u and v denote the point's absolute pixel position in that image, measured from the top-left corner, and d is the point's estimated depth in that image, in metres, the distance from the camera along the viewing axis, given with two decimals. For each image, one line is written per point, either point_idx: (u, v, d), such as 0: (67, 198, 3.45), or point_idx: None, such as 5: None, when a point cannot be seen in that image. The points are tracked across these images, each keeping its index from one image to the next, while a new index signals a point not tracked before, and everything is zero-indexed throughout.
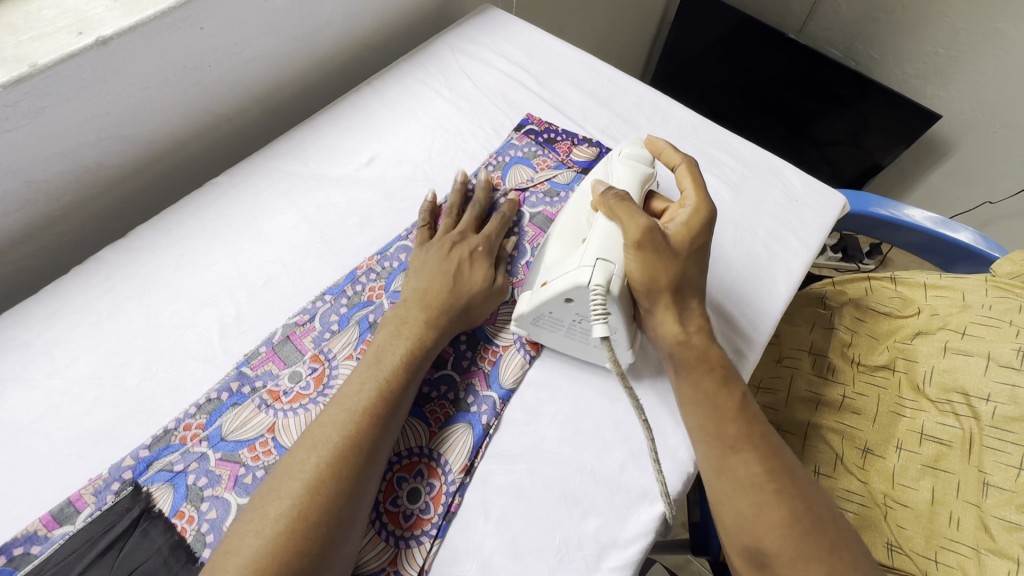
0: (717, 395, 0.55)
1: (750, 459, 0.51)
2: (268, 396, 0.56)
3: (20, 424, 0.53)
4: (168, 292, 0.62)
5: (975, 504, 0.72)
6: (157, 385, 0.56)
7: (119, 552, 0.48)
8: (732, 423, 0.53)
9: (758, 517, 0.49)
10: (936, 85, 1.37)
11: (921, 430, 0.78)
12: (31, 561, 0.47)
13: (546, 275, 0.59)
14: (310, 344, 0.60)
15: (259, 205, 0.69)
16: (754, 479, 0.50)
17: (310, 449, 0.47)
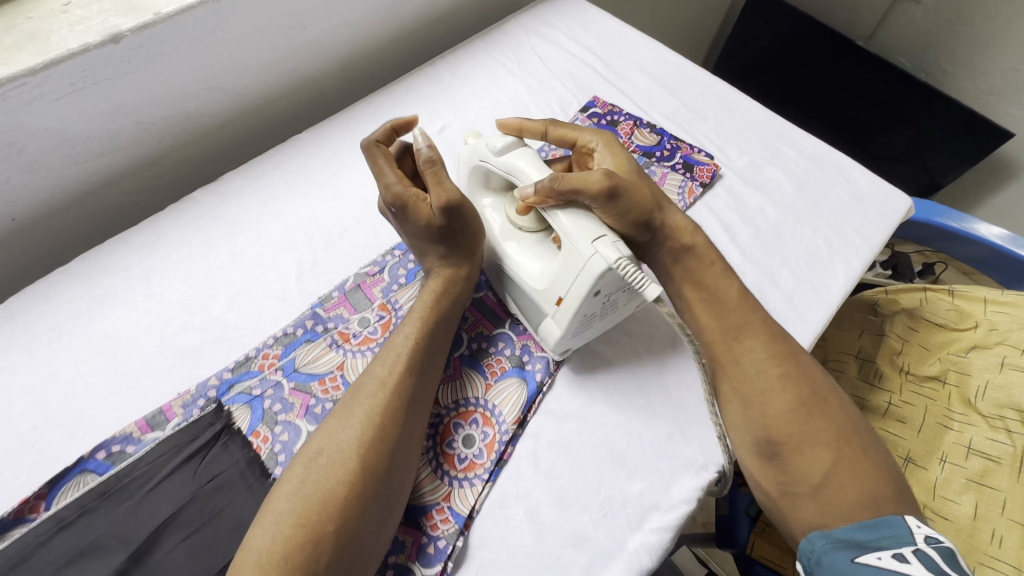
0: (720, 289, 0.60)
1: (756, 351, 0.56)
2: (338, 336, 0.60)
3: (121, 338, 0.59)
4: (252, 234, 0.67)
5: (1020, 522, 0.71)
6: (240, 317, 0.61)
7: (201, 460, 0.52)
8: (734, 311, 0.58)
9: (765, 403, 0.53)
10: (1013, 102, 1.32)
11: (969, 444, 0.77)
12: (127, 458, 0.52)
13: (552, 291, 0.55)
14: (379, 293, 0.64)
15: (337, 161, 0.74)
16: (758, 369, 0.55)
17: (350, 398, 0.51)
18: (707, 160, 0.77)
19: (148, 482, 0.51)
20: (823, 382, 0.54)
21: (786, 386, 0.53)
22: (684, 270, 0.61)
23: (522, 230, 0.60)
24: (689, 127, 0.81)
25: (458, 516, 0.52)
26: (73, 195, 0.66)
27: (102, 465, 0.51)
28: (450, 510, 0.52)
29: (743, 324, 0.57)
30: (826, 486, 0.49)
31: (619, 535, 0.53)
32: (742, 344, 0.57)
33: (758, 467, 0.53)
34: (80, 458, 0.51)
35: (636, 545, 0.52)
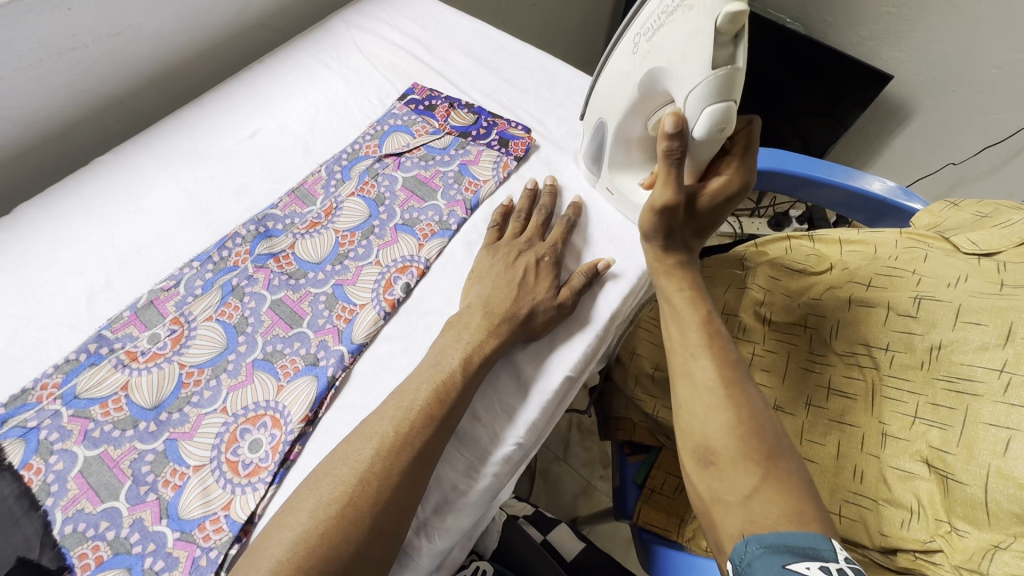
0: (682, 310, 0.55)
1: (705, 365, 0.50)
2: (125, 356, 0.58)
3: None
4: (43, 263, 0.65)
5: (876, 455, 0.66)
6: (22, 350, 0.59)
7: None
8: (693, 334, 0.53)
9: (707, 414, 0.48)
10: (891, 45, 1.26)
11: (829, 384, 0.72)
12: None
13: (600, 183, 0.71)
14: (172, 307, 0.62)
15: (140, 179, 0.72)
16: (707, 386, 0.49)
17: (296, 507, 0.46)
18: (522, 134, 0.76)
19: None
20: (765, 412, 0.48)
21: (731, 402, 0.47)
22: (670, 288, 0.58)
23: (619, 137, 0.64)
24: (509, 103, 0.81)
25: (235, 524, 0.51)
26: None
27: None
28: (227, 519, 0.51)
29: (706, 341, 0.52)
30: (754, 501, 0.43)
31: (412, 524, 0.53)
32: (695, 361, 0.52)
33: (696, 475, 0.48)
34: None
35: (445, 528, 0.53)
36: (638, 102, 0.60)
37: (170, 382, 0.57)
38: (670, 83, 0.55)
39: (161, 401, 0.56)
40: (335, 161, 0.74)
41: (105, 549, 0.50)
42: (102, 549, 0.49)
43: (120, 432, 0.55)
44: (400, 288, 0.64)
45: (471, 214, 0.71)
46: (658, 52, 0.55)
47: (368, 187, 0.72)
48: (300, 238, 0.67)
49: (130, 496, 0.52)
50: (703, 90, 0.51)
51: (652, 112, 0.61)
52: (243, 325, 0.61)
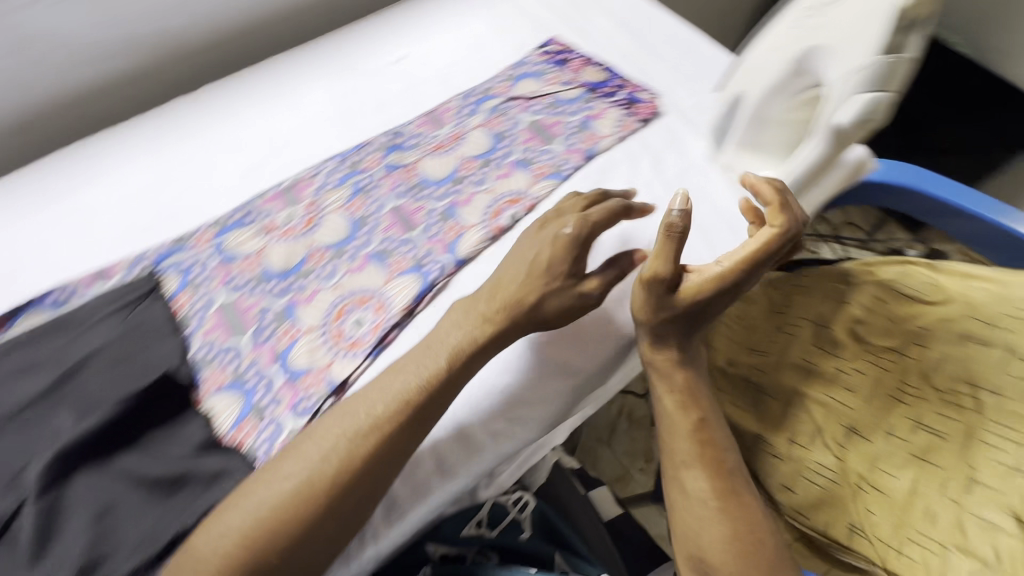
0: (673, 420, 0.58)
1: (698, 478, 0.55)
2: (266, 226, 0.67)
3: (81, 210, 0.67)
4: (211, 136, 0.74)
5: (955, 500, 0.65)
6: (186, 203, 0.69)
7: (130, 311, 0.61)
8: (683, 441, 0.57)
9: (700, 527, 0.54)
10: None
11: (918, 418, 0.69)
12: (74, 302, 0.62)
13: (721, 159, 0.71)
14: (308, 194, 0.70)
15: (298, 80, 0.80)
16: (699, 497, 0.55)
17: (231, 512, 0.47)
18: (649, 99, 0.78)
19: (84, 323, 0.60)
20: (758, 520, 0.54)
21: (725, 515, 0.53)
22: (662, 391, 0.60)
23: (758, 110, 0.66)
24: (642, 68, 0.81)
25: (332, 382, 0.57)
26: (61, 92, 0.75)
27: (54, 306, 0.62)
28: (327, 376, 0.58)
29: (694, 446, 0.57)
30: None
31: (485, 424, 0.58)
32: (686, 470, 0.56)
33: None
34: (34, 301, 0.62)
35: (513, 432, 0.59)
36: (788, 78, 0.63)
37: (298, 255, 0.65)
38: (827, 61, 0.59)
39: (289, 269, 0.65)
40: (468, 95, 0.79)
41: (228, 376, 0.59)
42: (225, 376, 0.59)
43: (252, 286, 0.63)
44: (507, 218, 0.68)
45: (586, 162, 0.73)
46: (823, 28, 0.59)
47: (494, 123, 0.76)
48: (426, 156, 0.73)
49: (254, 339, 0.60)
50: (870, 71, 0.53)
51: (800, 90, 0.63)
52: (364, 221, 0.68)
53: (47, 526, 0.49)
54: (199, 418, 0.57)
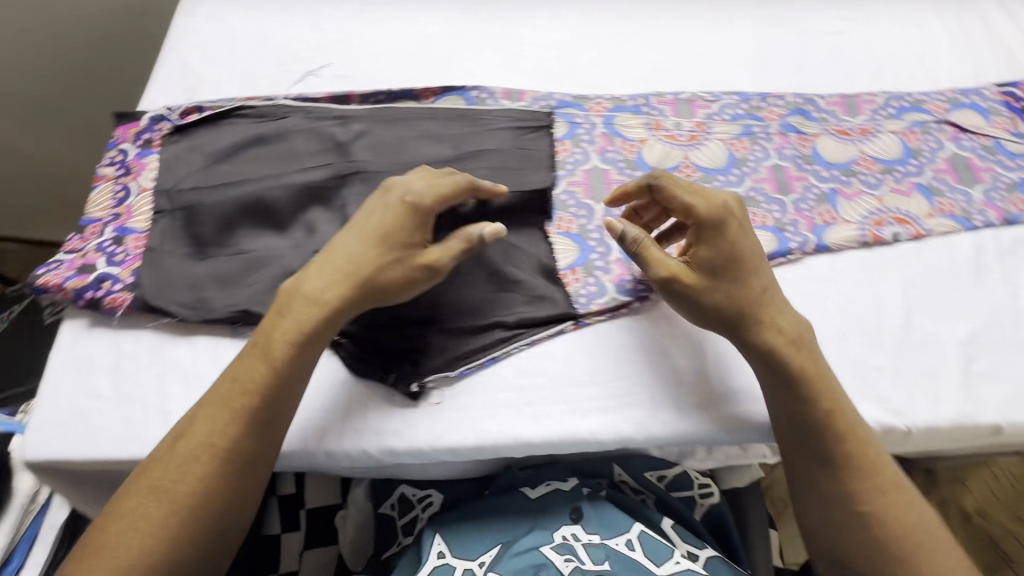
0: (804, 415, 0.51)
1: (853, 478, 0.50)
2: (654, 123, 0.70)
3: (518, 41, 0.77)
4: (638, 26, 0.78)
5: None
6: (596, 72, 0.74)
7: (524, 133, 0.68)
8: (823, 437, 0.51)
9: (850, 530, 0.50)
10: None
11: None
12: (485, 104, 0.71)
13: None
14: (702, 114, 0.71)
15: (733, 9, 0.79)
16: (852, 496, 0.50)
17: (191, 447, 0.48)
18: None
19: (488, 124, 0.68)
20: (916, 518, 0.50)
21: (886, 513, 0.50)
22: (772, 378, 0.52)
23: None
24: None
25: None
26: None
27: (471, 99, 0.71)
28: None
29: (835, 447, 0.51)
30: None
31: None
32: (830, 468, 0.51)
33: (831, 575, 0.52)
34: (460, 88, 0.72)
35: None
36: None
37: (671, 162, 0.67)
38: None
39: (659, 169, 0.67)
40: (896, 97, 0.72)
41: (576, 227, 0.63)
42: (574, 225, 0.63)
43: (623, 167, 0.67)
44: (889, 233, 0.63)
45: (1002, 225, 0.64)
46: None
47: (913, 137, 0.69)
48: (827, 136, 0.69)
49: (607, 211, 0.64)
50: None
51: None
52: (742, 164, 0.67)
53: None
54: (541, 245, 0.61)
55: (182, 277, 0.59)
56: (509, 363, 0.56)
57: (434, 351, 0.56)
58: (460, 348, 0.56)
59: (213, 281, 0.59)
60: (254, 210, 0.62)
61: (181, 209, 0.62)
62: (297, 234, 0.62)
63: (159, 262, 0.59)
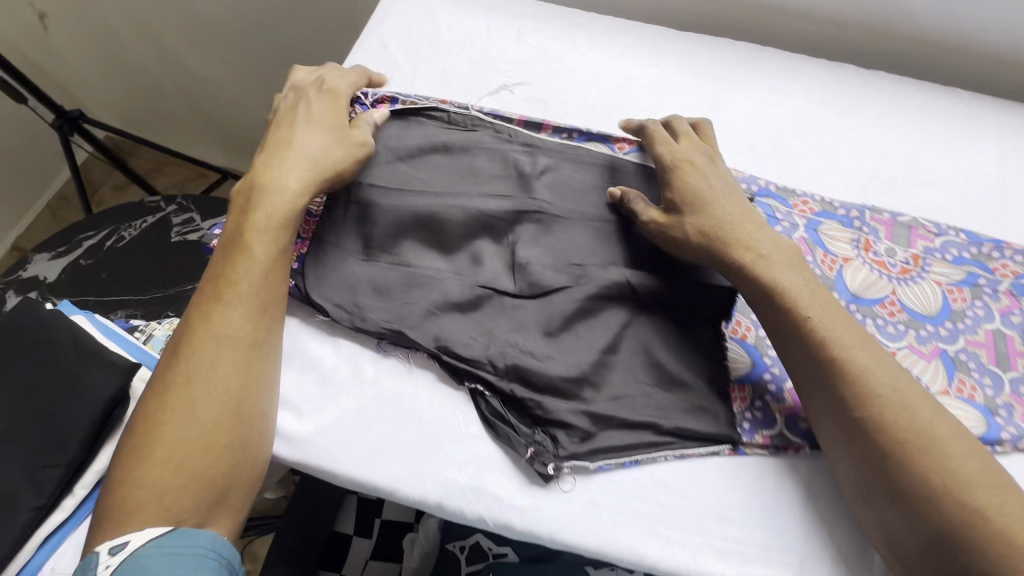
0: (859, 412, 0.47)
1: (902, 453, 0.45)
2: (863, 242, 0.62)
3: (728, 108, 0.71)
4: (862, 124, 0.71)
5: None
6: (807, 165, 0.67)
7: None
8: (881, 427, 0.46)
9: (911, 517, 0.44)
10: None
11: None
12: None
13: None
14: (920, 246, 0.62)
15: (977, 133, 0.70)
16: (888, 457, 0.45)
17: (199, 341, 0.50)
18: None
19: None
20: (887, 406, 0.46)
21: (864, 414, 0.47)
22: (871, 448, 0.46)
23: None
24: None
25: None
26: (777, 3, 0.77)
27: None
28: None
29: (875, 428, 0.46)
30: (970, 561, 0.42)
31: None
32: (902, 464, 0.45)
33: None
34: None
35: None
36: None
37: (877, 293, 0.59)
38: None
39: (862, 296, 0.59)
40: None
41: (752, 336, 0.57)
42: (751, 333, 0.57)
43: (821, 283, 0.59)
44: None
45: None
46: None
47: None
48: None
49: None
50: None
51: None
52: (958, 317, 0.59)
53: (573, 323, 0.56)
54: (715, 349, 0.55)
55: (343, 275, 0.57)
56: (649, 473, 0.52)
57: (577, 434, 0.51)
58: (605, 439, 0.51)
59: (371, 288, 0.56)
60: (426, 223, 0.58)
61: (354, 200, 0.59)
62: (462, 260, 0.59)
63: (324, 253, 0.57)
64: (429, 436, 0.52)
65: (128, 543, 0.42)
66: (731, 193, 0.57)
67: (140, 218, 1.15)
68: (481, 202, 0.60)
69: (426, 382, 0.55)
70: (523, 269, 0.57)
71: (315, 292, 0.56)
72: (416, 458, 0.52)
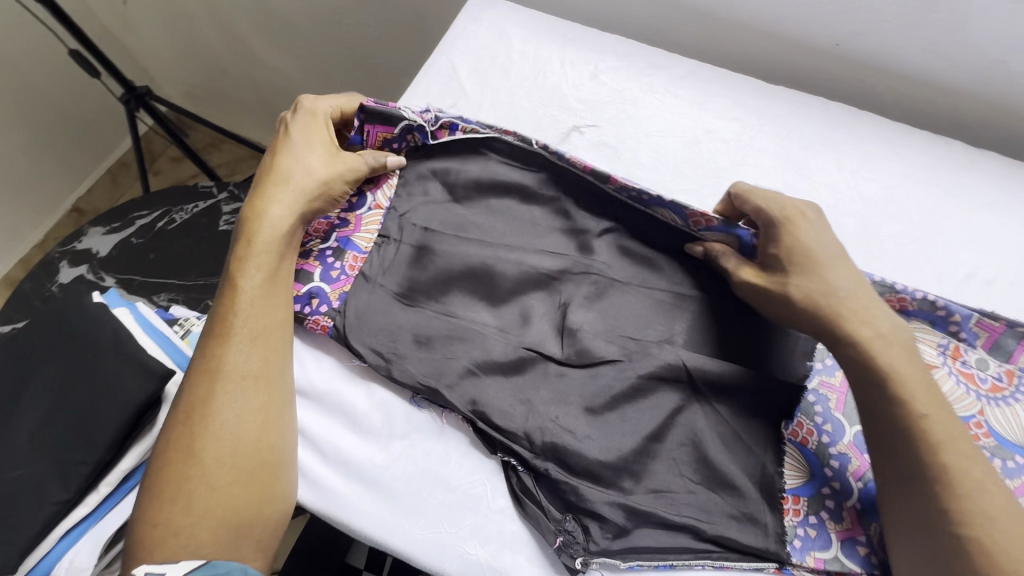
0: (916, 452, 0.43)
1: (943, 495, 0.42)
2: (953, 348, 0.55)
3: (812, 177, 0.65)
4: (963, 210, 0.64)
5: None
6: (894, 251, 0.62)
7: None
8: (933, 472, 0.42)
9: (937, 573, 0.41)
10: None
11: None
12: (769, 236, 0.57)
13: None
14: (1021, 361, 0.55)
15: None
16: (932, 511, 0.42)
17: (201, 385, 0.48)
18: None
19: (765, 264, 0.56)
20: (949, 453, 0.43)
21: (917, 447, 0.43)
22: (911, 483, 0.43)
23: None
24: None
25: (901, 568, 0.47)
26: (880, 64, 0.70)
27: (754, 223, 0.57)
28: None
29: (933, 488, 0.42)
30: None
31: None
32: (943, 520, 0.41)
33: None
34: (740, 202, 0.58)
35: None
36: None
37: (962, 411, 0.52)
38: None
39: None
40: None
41: (813, 441, 0.51)
42: (813, 438, 0.51)
43: None
44: None
45: None
46: None
47: None
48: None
49: (858, 439, 0.51)
50: None
51: None
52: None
53: (620, 403, 0.52)
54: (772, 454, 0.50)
55: (384, 319, 0.54)
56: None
57: (610, 529, 0.48)
58: (640, 538, 0.48)
59: (412, 337, 0.54)
60: (478, 276, 0.56)
61: (408, 243, 0.57)
62: (510, 316, 0.55)
63: (369, 293, 0.55)
64: (455, 501, 0.50)
65: (165, 574, 0.42)
66: (846, 255, 0.51)
67: (192, 202, 1.16)
68: (536, 260, 0.57)
69: (455, 445, 0.52)
70: (572, 335, 0.54)
71: (354, 335, 0.53)
72: (437, 525, 0.49)
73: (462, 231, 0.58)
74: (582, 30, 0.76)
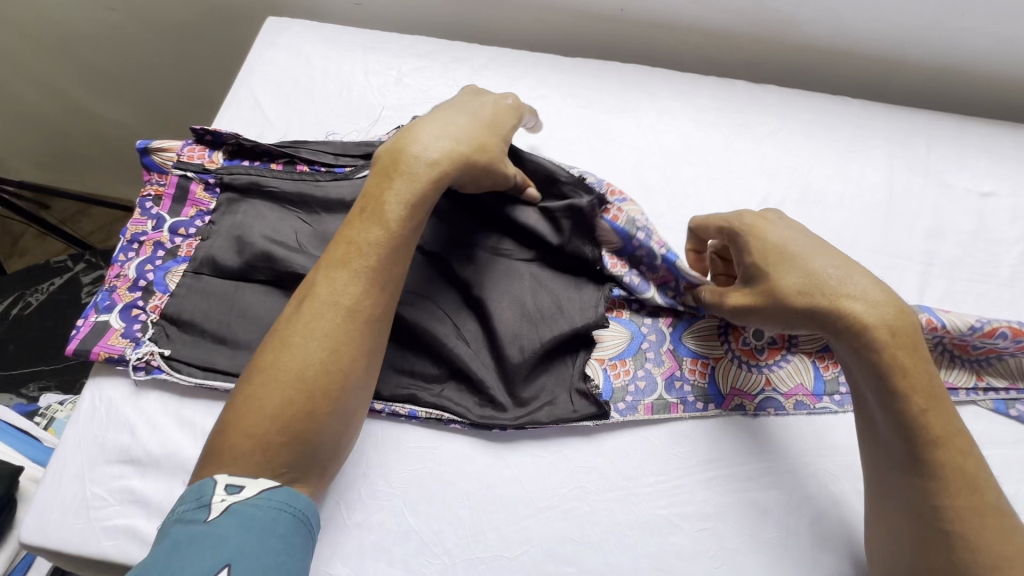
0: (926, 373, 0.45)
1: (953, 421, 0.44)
2: (730, 331, 0.58)
3: (614, 139, 0.69)
4: (751, 143, 0.69)
5: None
6: (696, 194, 0.66)
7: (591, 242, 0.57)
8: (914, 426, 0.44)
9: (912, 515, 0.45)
10: None
11: None
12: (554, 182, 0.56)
13: None
14: None
15: (863, 145, 0.70)
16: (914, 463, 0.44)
17: (314, 308, 0.44)
18: None
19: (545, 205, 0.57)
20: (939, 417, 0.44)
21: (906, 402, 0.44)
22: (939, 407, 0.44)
23: None
24: None
25: (715, 476, 0.53)
26: (661, 22, 0.75)
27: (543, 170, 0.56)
28: (710, 464, 0.54)
29: (923, 451, 0.44)
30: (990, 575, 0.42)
31: None
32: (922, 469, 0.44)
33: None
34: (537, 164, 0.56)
35: None
36: None
37: (751, 392, 0.56)
38: None
39: (739, 399, 0.56)
40: None
41: (622, 378, 0.56)
42: (627, 375, 0.56)
43: (693, 399, 0.56)
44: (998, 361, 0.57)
45: None
46: None
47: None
48: (939, 352, 0.57)
49: (669, 383, 0.56)
50: None
51: None
52: (830, 390, 0.57)
53: (450, 380, 0.55)
54: (591, 306, 0.56)
55: (214, 310, 0.57)
56: (539, 542, 0.51)
57: (461, 496, 0.52)
58: (488, 502, 0.52)
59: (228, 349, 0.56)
60: (302, 235, 0.60)
61: (220, 273, 0.58)
62: None
63: (191, 290, 0.58)
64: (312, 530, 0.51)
65: (243, 488, 0.39)
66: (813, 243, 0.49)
67: (47, 281, 1.09)
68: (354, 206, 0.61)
69: None
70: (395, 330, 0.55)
71: (173, 345, 0.56)
72: None
73: (279, 202, 0.61)
74: (383, 36, 0.76)
